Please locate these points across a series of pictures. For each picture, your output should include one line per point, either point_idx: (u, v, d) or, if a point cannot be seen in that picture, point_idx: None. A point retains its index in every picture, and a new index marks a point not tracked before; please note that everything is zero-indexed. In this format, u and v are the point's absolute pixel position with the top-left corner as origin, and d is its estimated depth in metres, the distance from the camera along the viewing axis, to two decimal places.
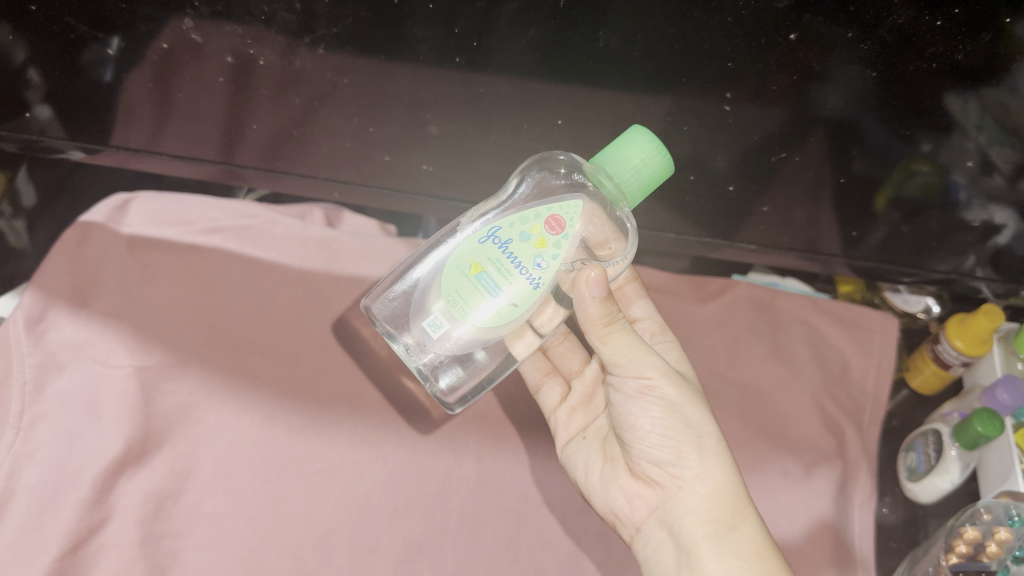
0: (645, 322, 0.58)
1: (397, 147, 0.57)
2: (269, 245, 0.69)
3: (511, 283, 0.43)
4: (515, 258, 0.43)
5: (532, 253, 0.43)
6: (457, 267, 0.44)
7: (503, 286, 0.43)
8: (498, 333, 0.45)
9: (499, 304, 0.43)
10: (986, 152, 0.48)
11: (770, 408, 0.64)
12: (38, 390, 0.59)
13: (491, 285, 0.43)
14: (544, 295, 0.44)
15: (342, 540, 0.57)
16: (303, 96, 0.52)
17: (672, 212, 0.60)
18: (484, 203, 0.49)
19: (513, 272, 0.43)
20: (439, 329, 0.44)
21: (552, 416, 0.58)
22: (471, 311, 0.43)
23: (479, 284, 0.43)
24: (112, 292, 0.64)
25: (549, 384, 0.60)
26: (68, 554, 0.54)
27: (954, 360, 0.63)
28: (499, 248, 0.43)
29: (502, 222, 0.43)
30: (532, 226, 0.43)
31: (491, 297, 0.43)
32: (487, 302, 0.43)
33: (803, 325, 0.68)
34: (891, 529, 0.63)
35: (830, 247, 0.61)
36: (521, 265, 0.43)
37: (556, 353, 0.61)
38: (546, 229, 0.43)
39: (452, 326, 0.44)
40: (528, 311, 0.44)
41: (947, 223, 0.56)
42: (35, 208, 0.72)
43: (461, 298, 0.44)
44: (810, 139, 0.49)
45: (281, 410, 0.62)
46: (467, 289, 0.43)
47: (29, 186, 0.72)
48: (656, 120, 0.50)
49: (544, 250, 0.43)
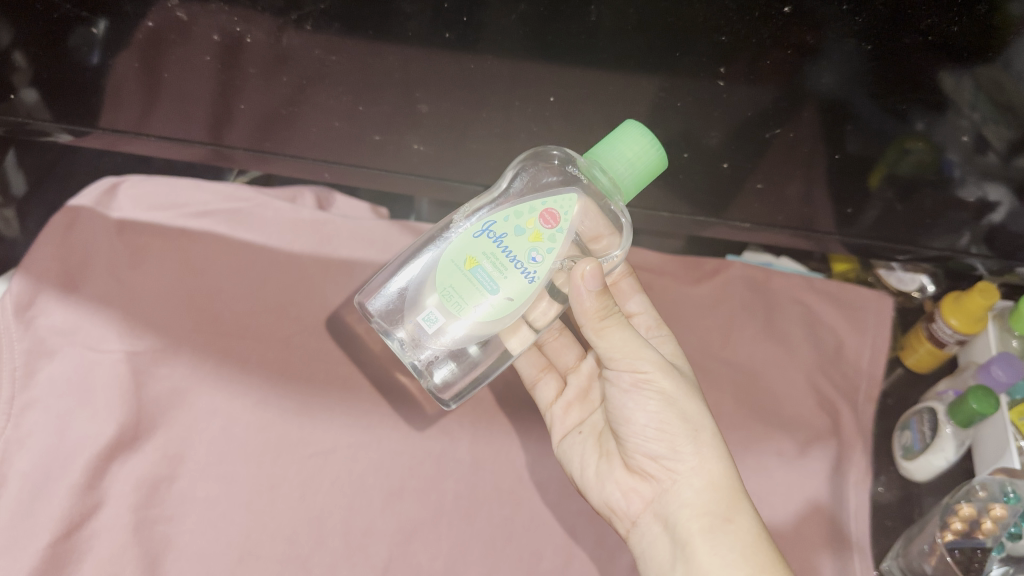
0: (641, 317, 0.58)
1: (388, 127, 0.56)
2: (258, 229, 0.68)
3: (507, 278, 0.42)
4: (510, 253, 0.42)
5: (527, 247, 0.42)
6: (451, 262, 0.44)
7: (499, 281, 0.43)
8: (495, 328, 0.44)
9: (494, 299, 0.43)
10: (981, 130, 0.47)
11: (765, 388, 0.64)
12: (28, 377, 0.59)
13: (487, 280, 0.43)
14: (539, 290, 0.44)
15: (336, 523, 0.57)
16: (292, 75, 0.51)
17: (665, 190, 0.59)
18: (478, 198, 0.49)
19: (508, 267, 0.42)
20: (435, 323, 0.44)
21: (547, 411, 0.58)
22: (467, 306, 0.43)
23: (474, 279, 0.43)
24: (102, 277, 0.64)
25: (545, 380, 0.60)
26: (60, 541, 0.54)
27: (949, 339, 0.62)
28: (494, 243, 0.43)
29: (497, 216, 0.43)
30: (527, 220, 0.43)
31: (487, 294, 0.43)
32: (482, 297, 0.43)
33: (797, 305, 0.67)
34: (886, 507, 0.62)
35: (824, 224, 0.60)
36: (517, 259, 0.42)
37: (551, 349, 0.61)
38: (541, 223, 0.43)
39: (447, 321, 0.44)
40: (523, 304, 0.44)
41: (941, 201, 0.56)
42: (24, 196, 0.69)
43: (457, 293, 0.43)
44: (803, 114, 0.49)
45: (273, 394, 0.61)
46: (461, 284, 0.43)
47: (20, 176, 0.69)
48: (649, 95, 0.49)
49: (539, 243, 0.42)
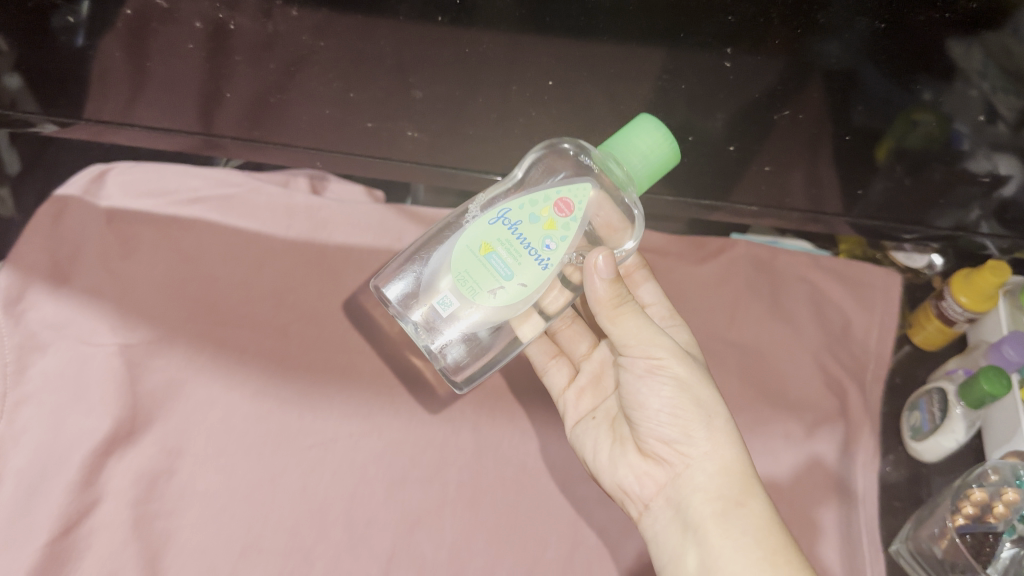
0: (654, 307, 0.56)
1: (381, 113, 0.54)
2: (252, 214, 0.65)
3: (521, 265, 0.41)
4: (525, 240, 0.41)
5: (541, 235, 0.41)
6: (466, 247, 0.42)
7: (514, 268, 0.41)
8: (509, 315, 0.43)
9: (508, 285, 0.42)
10: (991, 100, 0.46)
11: (771, 369, 0.63)
12: (21, 372, 0.58)
13: (501, 266, 0.41)
14: (553, 278, 0.43)
15: (339, 514, 0.56)
16: (279, 61, 0.50)
17: (668, 175, 0.57)
18: (490, 186, 0.48)
19: (523, 254, 0.41)
20: (449, 307, 0.43)
21: (559, 398, 0.57)
22: (481, 291, 0.42)
23: (489, 265, 0.42)
24: (92, 268, 0.62)
25: (555, 366, 0.58)
26: (59, 538, 0.53)
27: (959, 317, 0.61)
28: (508, 230, 0.42)
29: (511, 204, 0.42)
30: (541, 208, 0.41)
31: (501, 280, 0.41)
32: (497, 284, 0.41)
33: (803, 284, 0.66)
34: (894, 488, 0.62)
35: (831, 205, 0.59)
36: (531, 246, 0.41)
37: (564, 337, 0.59)
38: (555, 212, 0.41)
39: (461, 306, 0.42)
40: (536, 292, 0.43)
41: (950, 175, 0.54)
42: (19, 175, 0.69)
43: (471, 277, 0.42)
44: (809, 91, 0.47)
45: (272, 384, 0.60)
46: (475, 269, 0.42)
47: (12, 154, 0.68)
48: (652, 77, 0.47)
49: (553, 232, 0.41)
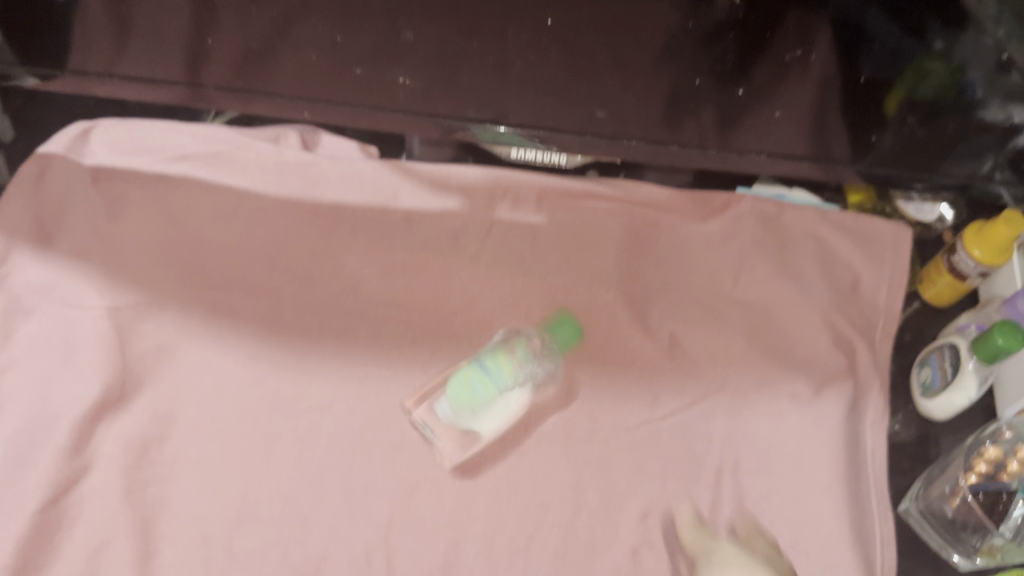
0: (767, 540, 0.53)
1: (372, 58, 0.47)
2: (239, 171, 0.62)
3: (490, 391, 0.54)
4: (492, 378, 0.54)
5: (504, 377, 0.54)
6: (454, 380, 0.54)
7: (488, 395, 0.54)
8: (485, 427, 0.56)
9: (482, 406, 0.54)
10: (1005, 52, 0.43)
11: (777, 329, 0.61)
12: (6, 337, 0.56)
13: (477, 394, 0.54)
14: (511, 407, 0.56)
15: (337, 480, 0.55)
16: (268, 9, 0.45)
17: (677, 124, 0.51)
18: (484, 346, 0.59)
19: (490, 395, 0.54)
20: (444, 412, 0.55)
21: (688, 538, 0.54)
22: (465, 413, 0.55)
23: (469, 392, 0.54)
24: (78, 229, 0.60)
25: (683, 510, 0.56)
26: (49, 507, 0.53)
27: (971, 271, 0.60)
28: (479, 360, 0.55)
29: (483, 353, 0.55)
30: (502, 356, 0.54)
31: (478, 403, 0.54)
32: (473, 410, 0.54)
33: (811, 241, 0.63)
34: (904, 448, 0.60)
35: (837, 152, 0.53)
36: (497, 388, 0.54)
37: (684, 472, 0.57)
38: (511, 361, 0.55)
39: (450, 408, 0.55)
40: (505, 406, 0.56)
41: (962, 125, 0.50)
42: (12, 144, 0.66)
43: (459, 400, 0.54)
44: (816, 30, 0.44)
45: (266, 348, 0.58)
46: (461, 393, 0.54)
47: (4, 119, 0.66)
48: (660, 15, 0.43)
49: (511, 369, 0.54)
